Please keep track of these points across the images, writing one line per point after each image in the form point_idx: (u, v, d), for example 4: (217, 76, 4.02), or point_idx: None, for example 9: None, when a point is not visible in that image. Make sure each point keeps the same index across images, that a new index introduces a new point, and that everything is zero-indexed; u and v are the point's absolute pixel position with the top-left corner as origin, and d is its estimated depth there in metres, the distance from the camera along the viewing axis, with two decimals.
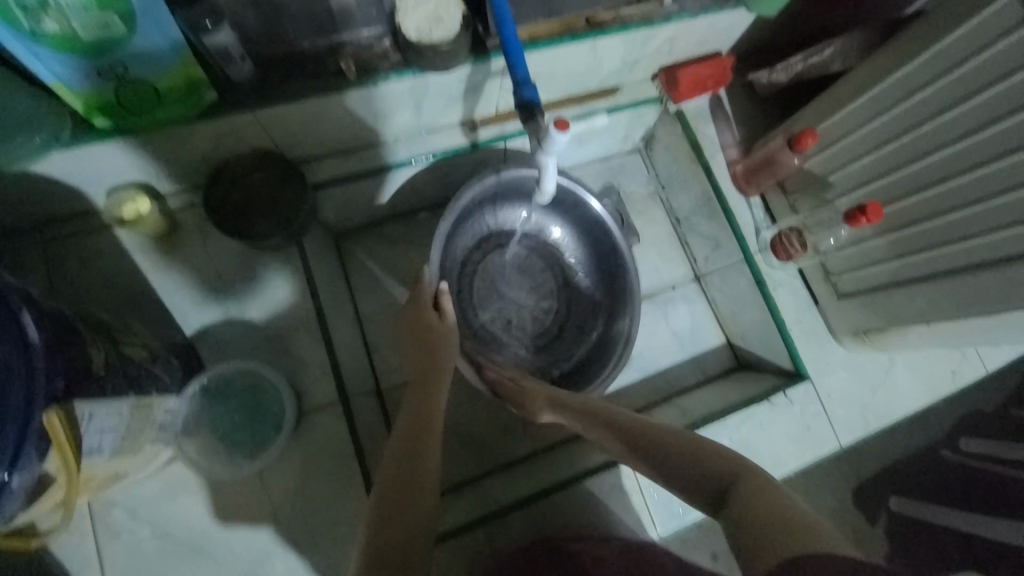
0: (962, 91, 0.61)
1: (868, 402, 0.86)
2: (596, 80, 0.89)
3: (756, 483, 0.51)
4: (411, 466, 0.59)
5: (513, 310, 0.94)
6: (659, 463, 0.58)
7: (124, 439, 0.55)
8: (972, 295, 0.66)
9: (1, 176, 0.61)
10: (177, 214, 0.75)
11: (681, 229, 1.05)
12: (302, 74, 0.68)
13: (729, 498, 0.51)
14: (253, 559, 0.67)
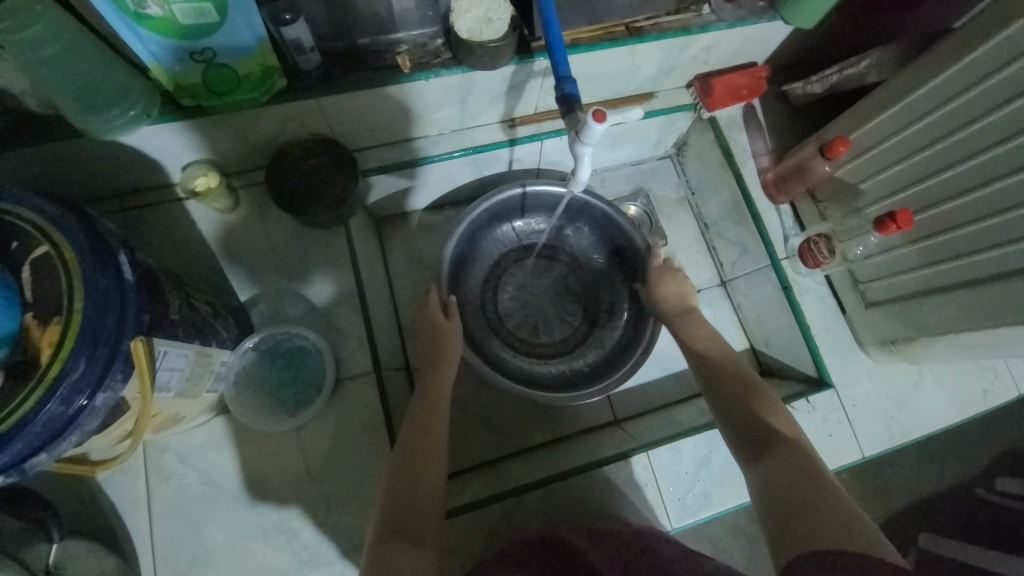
0: (993, 103, 0.63)
1: (894, 414, 0.85)
2: (632, 85, 0.93)
3: (808, 462, 0.56)
4: (424, 446, 0.64)
5: (541, 316, 0.97)
6: (735, 416, 0.67)
7: (187, 382, 0.60)
8: (1006, 304, 0.66)
9: (99, 146, 0.69)
10: (241, 190, 0.83)
11: (708, 235, 1.07)
12: (361, 65, 0.74)
13: (775, 462, 0.58)
14: (285, 513, 0.71)
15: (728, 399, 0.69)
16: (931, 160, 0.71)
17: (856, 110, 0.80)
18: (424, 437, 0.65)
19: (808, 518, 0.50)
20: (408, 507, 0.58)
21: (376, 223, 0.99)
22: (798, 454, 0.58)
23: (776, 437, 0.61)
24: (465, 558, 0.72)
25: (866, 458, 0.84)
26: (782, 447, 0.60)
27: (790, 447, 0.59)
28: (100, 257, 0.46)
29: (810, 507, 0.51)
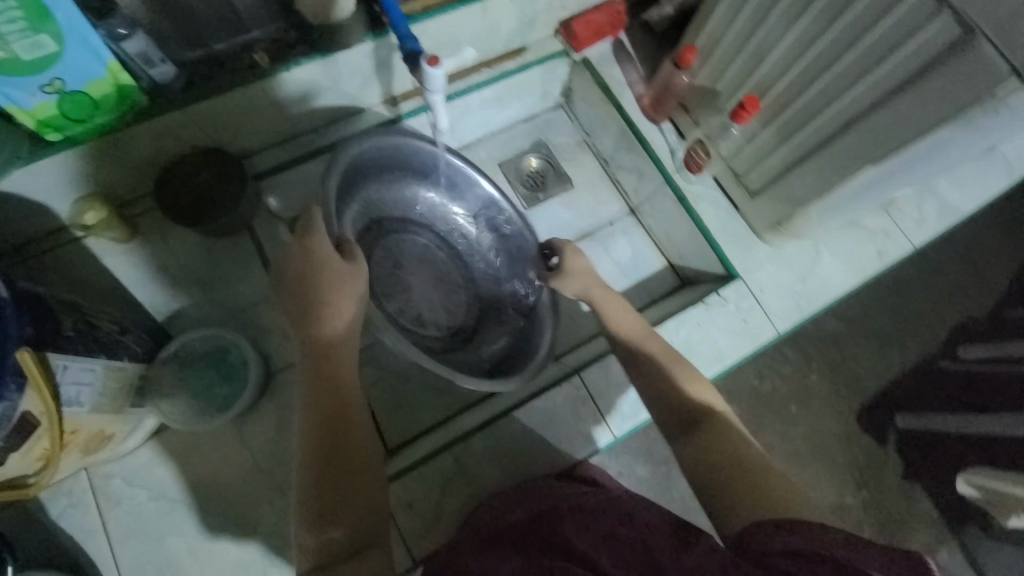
0: None
1: (799, 289, 0.92)
2: (501, 43, 0.98)
3: (733, 436, 0.61)
4: (340, 459, 0.57)
5: (426, 301, 0.94)
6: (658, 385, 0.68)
7: (102, 397, 0.64)
8: (844, 160, 0.72)
9: None
10: (137, 217, 0.84)
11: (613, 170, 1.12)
12: (223, 70, 0.76)
13: (706, 440, 0.61)
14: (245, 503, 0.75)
15: (650, 368, 0.70)
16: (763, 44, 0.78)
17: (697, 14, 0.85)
18: (342, 444, 0.58)
19: (747, 497, 0.54)
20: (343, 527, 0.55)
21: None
22: (722, 429, 0.62)
23: (700, 415, 0.63)
24: (422, 505, 0.79)
25: (782, 334, 0.91)
26: (705, 426, 0.62)
27: (716, 423, 0.62)
28: None
29: (751, 487, 0.54)
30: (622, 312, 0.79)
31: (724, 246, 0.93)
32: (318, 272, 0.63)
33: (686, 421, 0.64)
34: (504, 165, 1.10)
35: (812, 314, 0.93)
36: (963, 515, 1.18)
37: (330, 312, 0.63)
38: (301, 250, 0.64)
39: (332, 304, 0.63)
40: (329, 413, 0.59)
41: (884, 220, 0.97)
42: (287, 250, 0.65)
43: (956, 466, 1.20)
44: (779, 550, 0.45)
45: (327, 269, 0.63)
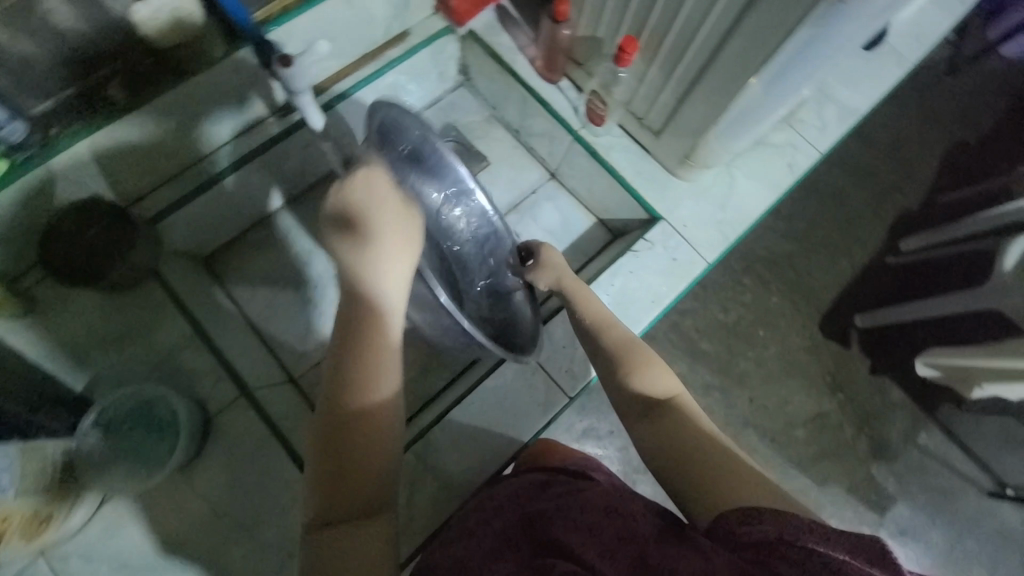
0: None
1: (721, 217, 0.94)
2: (380, 33, 0.95)
3: (694, 424, 0.59)
4: (357, 437, 0.51)
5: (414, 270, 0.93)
6: (621, 373, 0.66)
7: (22, 481, 0.64)
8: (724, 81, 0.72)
9: None
10: (31, 289, 0.78)
11: (542, 132, 1.11)
12: (80, 116, 0.72)
13: (657, 428, 0.60)
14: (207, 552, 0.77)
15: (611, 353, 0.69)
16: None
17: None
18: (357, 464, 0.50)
19: (705, 484, 0.52)
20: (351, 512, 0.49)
21: (204, 263, 0.98)
22: (680, 413, 0.61)
23: (659, 400, 0.62)
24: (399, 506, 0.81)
25: (712, 263, 0.93)
26: (663, 411, 0.61)
27: (676, 407, 0.61)
28: None
29: (707, 471, 0.53)
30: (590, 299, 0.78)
31: (642, 189, 0.95)
32: (369, 221, 0.58)
33: (648, 407, 0.62)
34: None
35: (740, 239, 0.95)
36: (923, 394, 1.24)
37: (380, 271, 0.58)
38: (362, 196, 0.59)
39: (383, 261, 0.58)
40: (349, 412, 0.51)
41: (788, 133, 1.00)
42: (334, 194, 0.60)
43: (911, 351, 1.26)
44: (744, 542, 0.44)
45: (383, 220, 0.59)
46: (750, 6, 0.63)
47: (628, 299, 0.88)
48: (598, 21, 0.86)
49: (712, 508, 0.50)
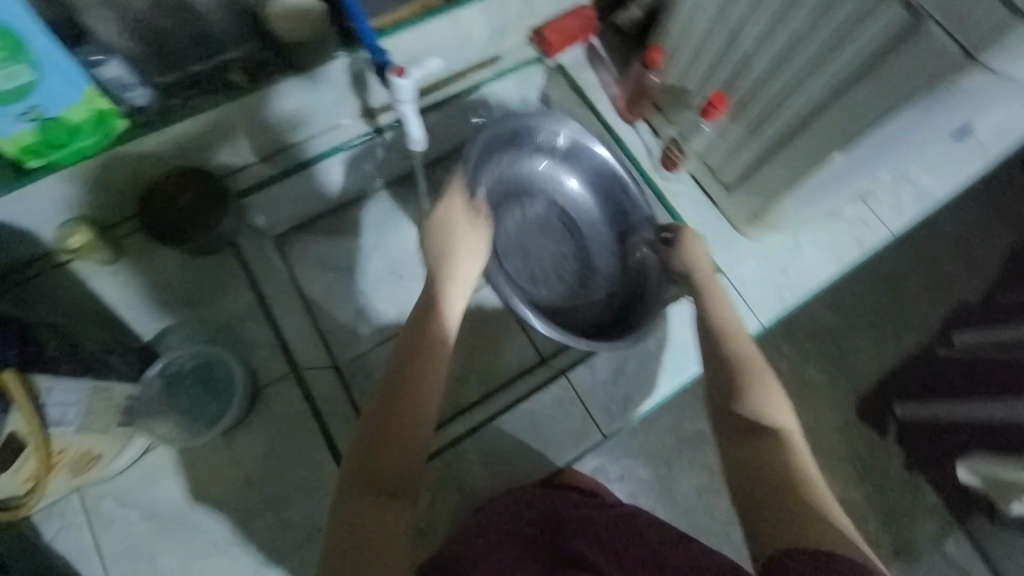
0: None
1: (781, 281, 0.93)
2: (475, 53, 0.97)
3: (793, 464, 0.52)
4: (409, 393, 0.56)
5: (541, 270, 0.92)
6: (728, 347, 0.66)
7: (92, 417, 0.63)
8: (820, 140, 0.72)
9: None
10: (124, 240, 0.84)
11: (656, 181, 0.99)
12: (203, 90, 0.77)
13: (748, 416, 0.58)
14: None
15: (721, 382, 0.62)
16: (809, 147, 0.74)
17: (704, 54, 0.83)
18: (383, 453, 0.52)
19: (788, 517, 0.47)
20: (381, 473, 0.51)
21: None
22: (786, 448, 0.54)
23: (759, 426, 0.56)
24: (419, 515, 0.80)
25: (767, 327, 0.93)
26: (757, 391, 0.60)
27: (779, 445, 0.54)
28: None
29: (789, 515, 0.47)
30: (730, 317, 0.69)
31: (748, 293, 0.93)
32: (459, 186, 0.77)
33: (746, 429, 0.56)
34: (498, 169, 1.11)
35: (796, 305, 0.94)
36: None
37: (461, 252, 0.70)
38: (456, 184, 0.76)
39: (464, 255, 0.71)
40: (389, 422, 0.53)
41: (860, 208, 0.99)
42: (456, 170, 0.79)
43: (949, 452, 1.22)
44: None
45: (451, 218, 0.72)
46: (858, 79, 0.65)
47: (679, 348, 0.89)
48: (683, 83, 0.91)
49: (780, 534, 0.46)
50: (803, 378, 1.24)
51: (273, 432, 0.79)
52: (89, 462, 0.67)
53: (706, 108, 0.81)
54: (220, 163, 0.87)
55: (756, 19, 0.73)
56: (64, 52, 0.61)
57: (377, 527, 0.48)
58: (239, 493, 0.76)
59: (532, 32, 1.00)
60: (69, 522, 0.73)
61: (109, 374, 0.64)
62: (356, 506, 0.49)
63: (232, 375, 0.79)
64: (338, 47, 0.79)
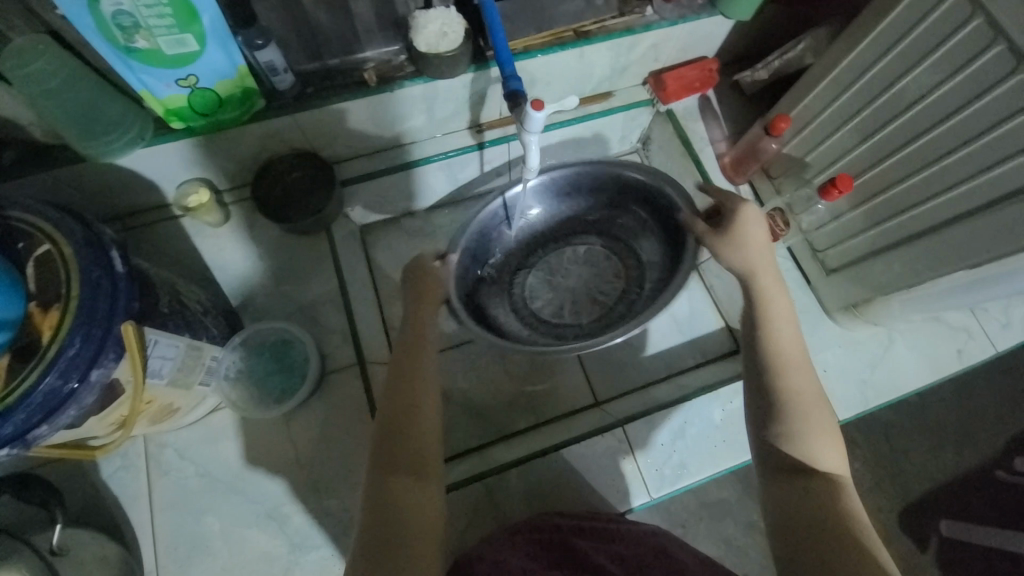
0: (903, 67, 0.68)
1: (866, 378, 0.88)
2: (590, 87, 0.97)
3: (836, 510, 0.51)
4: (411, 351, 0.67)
5: (578, 291, 0.94)
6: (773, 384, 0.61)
7: (179, 372, 0.65)
8: (958, 247, 0.67)
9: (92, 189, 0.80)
10: (231, 207, 0.89)
11: None
12: (334, 84, 0.79)
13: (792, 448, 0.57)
14: (248, 565, 0.73)
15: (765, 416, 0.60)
16: (940, 252, 0.69)
17: (839, 135, 0.80)
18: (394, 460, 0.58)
19: (834, 549, 0.48)
20: (402, 410, 0.61)
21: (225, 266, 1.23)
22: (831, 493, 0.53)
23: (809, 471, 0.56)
24: (450, 532, 0.78)
25: (842, 421, 0.87)
26: (798, 424, 0.58)
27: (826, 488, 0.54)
28: (93, 251, 0.52)
29: (819, 545, 0.49)
30: (791, 343, 0.65)
31: (829, 384, 0.87)
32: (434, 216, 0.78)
33: (793, 466, 0.56)
34: None
35: (878, 406, 0.88)
36: None
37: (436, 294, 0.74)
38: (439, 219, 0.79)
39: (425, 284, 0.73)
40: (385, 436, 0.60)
41: (966, 317, 0.92)
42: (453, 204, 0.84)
43: None
44: None
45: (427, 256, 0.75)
46: (1012, 197, 0.60)
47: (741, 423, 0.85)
48: (804, 153, 0.87)
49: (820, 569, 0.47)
50: (845, 470, 1.19)
51: (332, 416, 0.80)
52: (165, 413, 0.68)
53: (826, 186, 0.77)
54: (331, 153, 0.90)
55: (908, 111, 0.69)
56: (225, 21, 0.63)
57: (403, 446, 0.59)
58: (286, 470, 0.78)
59: (649, 74, 0.98)
60: (129, 463, 0.76)
61: (201, 334, 0.69)
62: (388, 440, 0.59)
63: (307, 356, 0.83)
64: (469, 66, 0.80)
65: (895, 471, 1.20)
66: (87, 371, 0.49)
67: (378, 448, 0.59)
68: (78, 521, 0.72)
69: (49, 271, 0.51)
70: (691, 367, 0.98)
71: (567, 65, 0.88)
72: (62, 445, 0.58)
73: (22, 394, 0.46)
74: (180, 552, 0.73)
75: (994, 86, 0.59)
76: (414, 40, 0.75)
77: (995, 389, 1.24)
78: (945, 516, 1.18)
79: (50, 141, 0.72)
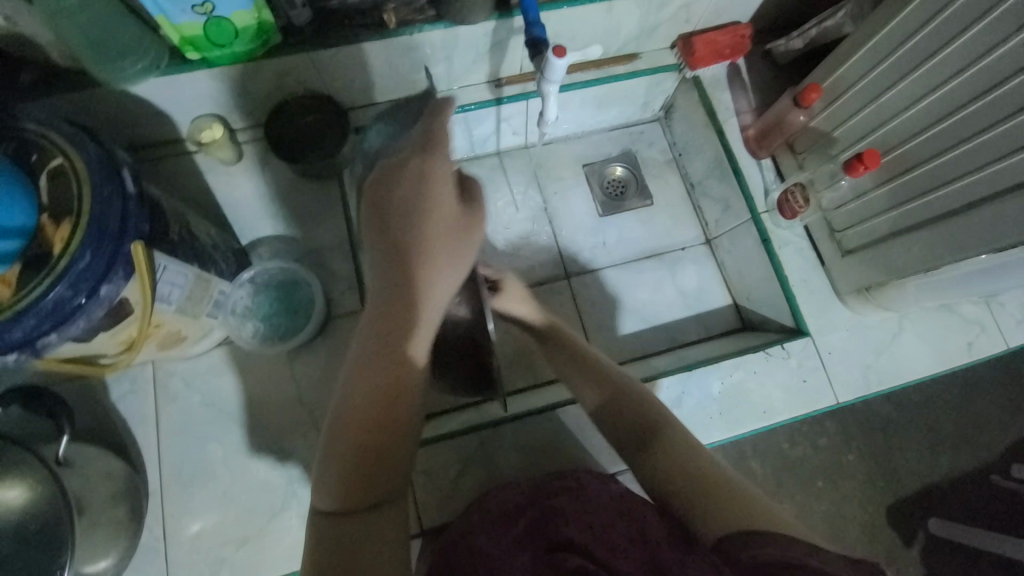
0: (945, 36, 0.64)
1: (870, 362, 0.87)
2: (614, 46, 0.93)
3: (702, 472, 0.53)
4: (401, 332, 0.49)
5: None
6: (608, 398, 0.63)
7: (187, 301, 0.66)
8: (978, 231, 0.65)
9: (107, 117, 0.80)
10: (244, 146, 0.89)
11: (765, 224, 0.93)
12: (352, 24, 0.77)
13: (629, 425, 0.60)
14: (246, 494, 0.76)
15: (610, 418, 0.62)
16: (957, 236, 0.68)
17: (872, 108, 0.76)
18: (379, 467, 0.47)
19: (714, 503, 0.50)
20: (393, 404, 0.47)
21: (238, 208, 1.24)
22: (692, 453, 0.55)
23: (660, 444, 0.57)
24: (441, 479, 0.80)
25: (840, 404, 0.86)
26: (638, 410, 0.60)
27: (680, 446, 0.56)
28: (104, 171, 0.52)
29: (707, 503, 0.50)
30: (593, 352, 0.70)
31: (832, 365, 0.86)
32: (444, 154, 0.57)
33: (644, 444, 0.58)
34: (589, 167, 1.10)
35: (880, 392, 0.88)
36: None
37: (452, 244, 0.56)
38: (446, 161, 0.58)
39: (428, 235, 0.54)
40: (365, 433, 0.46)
41: (981, 310, 0.90)
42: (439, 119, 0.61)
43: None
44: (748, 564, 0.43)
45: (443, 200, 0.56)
46: None
47: (739, 397, 0.84)
48: (830, 128, 0.85)
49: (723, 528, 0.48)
50: (839, 461, 1.19)
51: (334, 360, 0.82)
52: (173, 340, 0.70)
53: (852, 161, 0.74)
54: (347, 97, 0.89)
55: (943, 87, 0.66)
56: None
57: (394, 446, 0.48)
58: (287, 407, 0.80)
59: (679, 37, 0.95)
60: (138, 388, 0.79)
61: (210, 267, 0.70)
62: (363, 458, 0.46)
63: (312, 298, 0.84)
64: (492, 13, 0.77)
65: (889, 465, 1.20)
66: (96, 287, 0.51)
67: (354, 447, 0.46)
68: (88, 438, 0.74)
69: (62, 185, 0.51)
70: (695, 340, 0.99)
71: (593, 19, 0.84)
72: (72, 360, 0.59)
73: (32, 301, 0.48)
74: (182, 475, 0.76)
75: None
76: None
77: (1001, 393, 1.22)
78: (934, 516, 1.18)
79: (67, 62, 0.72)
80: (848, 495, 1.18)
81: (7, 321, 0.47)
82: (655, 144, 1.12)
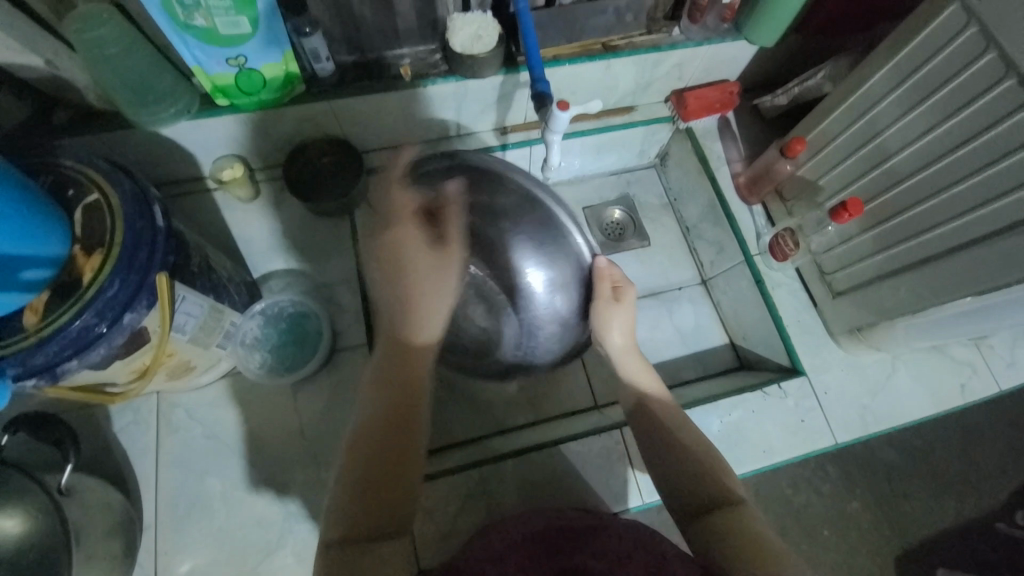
0: (916, 96, 0.70)
1: (866, 403, 0.88)
2: (613, 99, 1.00)
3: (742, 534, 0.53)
4: (407, 363, 0.60)
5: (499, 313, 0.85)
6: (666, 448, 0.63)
7: (200, 331, 0.68)
8: (960, 274, 0.69)
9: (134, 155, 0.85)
10: (260, 184, 0.94)
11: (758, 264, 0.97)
12: (371, 77, 0.83)
13: (690, 495, 0.59)
14: (243, 529, 0.75)
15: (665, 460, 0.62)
16: (942, 279, 0.71)
17: (854, 159, 0.82)
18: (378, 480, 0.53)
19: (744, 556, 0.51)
20: (391, 418, 0.56)
21: None
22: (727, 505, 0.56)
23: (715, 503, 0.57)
24: (441, 516, 0.79)
25: (839, 445, 0.87)
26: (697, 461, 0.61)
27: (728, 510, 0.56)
28: (138, 204, 0.55)
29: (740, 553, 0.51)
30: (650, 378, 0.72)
31: (829, 406, 0.88)
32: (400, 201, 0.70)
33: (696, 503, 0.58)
34: (588, 209, 1.15)
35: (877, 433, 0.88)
36: None
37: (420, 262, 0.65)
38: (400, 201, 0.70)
39: (419, 261, 0.65)
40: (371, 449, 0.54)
41: (973, 353, 0.93)
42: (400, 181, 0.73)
43: None
44: None
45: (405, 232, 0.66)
46: (1011, 228, 0.62)
47: (739, 437, 0.85)
48: (816, 176, 0.90)
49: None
50: (843, 508, 1.17)
51: (336, 393, 0.83)
52: (181, 371, 0.71)
53: (837, 209, 0.79)
54: (361, 141, 0.94)
55: (921, 139, 0.71)
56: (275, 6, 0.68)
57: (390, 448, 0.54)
58: (288, 440, 0.80)
59: (672, 92, 1.02)
60: (140, 419, 0.79)
61: (224, 299, 0.72)
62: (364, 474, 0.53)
63: (320, 330, 0.86)
64: (500, 68, 0.83)
65: (895, 513, 1.18)
66: (119, 315, 0.53)
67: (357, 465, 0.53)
68: (86, 470, 0.74)
69: (97, 217, 0.54)
70: (692, 379, 1.01)
71: (594, 76, 0.91)
72: (86, 387, 0.60)
73: (56, 329, 0.49)
74: (178, 508, 0.75)
75: (999, 121, 0.61)
76: (451, 40, 0.79)
77: (1000, 437, 1.22)
78: (941, 566, 1.15)
79: (102, 106, 0.77)
80: (855, 543, 1.16)
81: (32, 346, 0.49)
82: (652, 189, 1.17)
